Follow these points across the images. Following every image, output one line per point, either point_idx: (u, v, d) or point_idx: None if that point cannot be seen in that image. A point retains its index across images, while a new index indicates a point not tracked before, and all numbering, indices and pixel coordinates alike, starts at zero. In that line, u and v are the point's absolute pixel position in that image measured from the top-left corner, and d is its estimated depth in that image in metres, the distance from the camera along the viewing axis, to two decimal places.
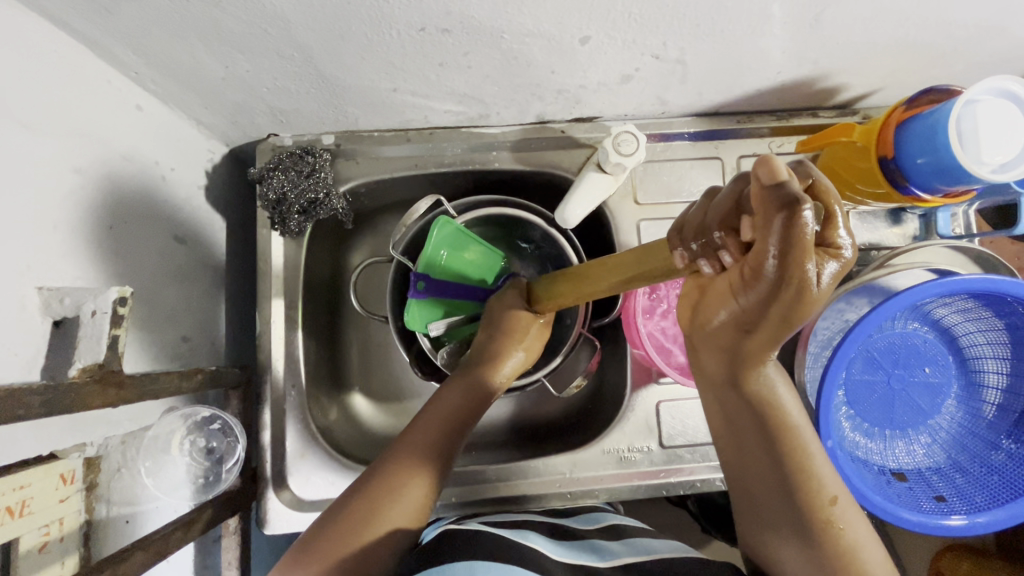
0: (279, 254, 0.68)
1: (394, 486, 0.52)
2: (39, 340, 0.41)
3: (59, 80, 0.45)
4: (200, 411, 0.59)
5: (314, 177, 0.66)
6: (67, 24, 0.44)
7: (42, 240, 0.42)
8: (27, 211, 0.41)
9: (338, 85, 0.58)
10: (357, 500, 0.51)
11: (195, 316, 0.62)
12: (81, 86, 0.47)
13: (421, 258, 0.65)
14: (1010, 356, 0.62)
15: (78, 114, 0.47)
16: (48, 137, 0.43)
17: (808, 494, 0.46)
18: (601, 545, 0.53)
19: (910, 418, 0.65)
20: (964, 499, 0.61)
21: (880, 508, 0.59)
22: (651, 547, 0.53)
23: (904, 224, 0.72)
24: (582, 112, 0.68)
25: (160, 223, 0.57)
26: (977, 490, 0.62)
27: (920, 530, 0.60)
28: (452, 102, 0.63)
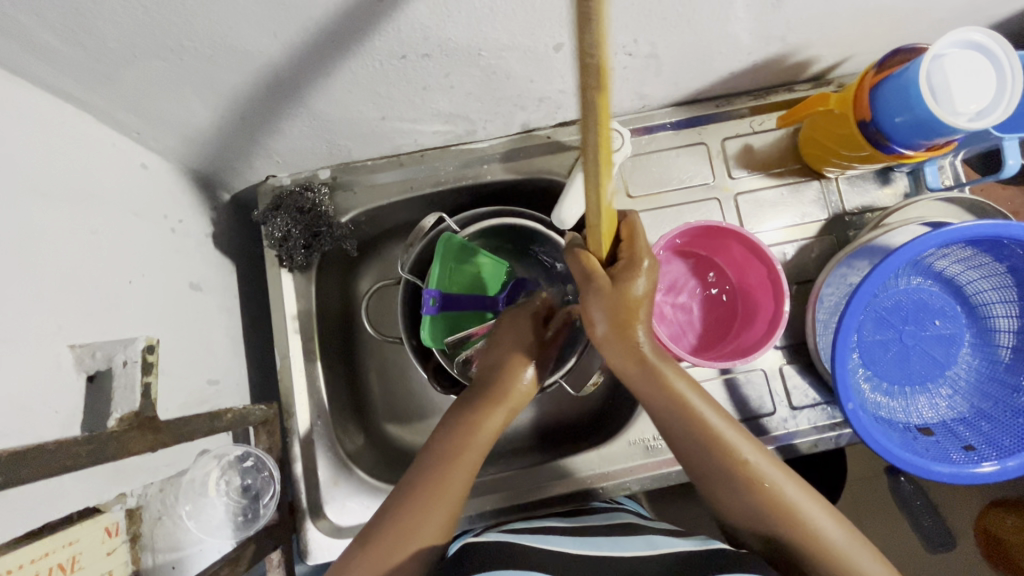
0: (290, 290, 0.70)
1: (415, 513, 0.50)
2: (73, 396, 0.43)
3: (68, 149, 0.47)
4: (232, 450, 0.60)
5: (315, 212, 0.69)
6: (72, 95, 0.47)
7: (70, 299, 0.44)
8: (51, 274, 0.43)
9: (329, 121, 0.60)
10: (383, 520, 0.50)
11: (219, 359, 0.63)
12: (90, 153, 0.50)
13: (432, 274, 0.66)
14: (1016, 298, 0.62)
15: (89, 179, 0.49)
16: (64, 202, 0.46)
17: (724, 455, 0.52)
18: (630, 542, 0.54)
19: (927, 371, 0.66)
20: (993, 446, 0.61)
21: (911, 465, 0.59)
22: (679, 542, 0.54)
23: (893, 183, 0.73)
24: (565, 116, 0.70)
25: (171, 271, 0.58)
26: (1005, 435, 0.62)
27: (954, 481, 0.59)
28: (439, 123, 0.66)
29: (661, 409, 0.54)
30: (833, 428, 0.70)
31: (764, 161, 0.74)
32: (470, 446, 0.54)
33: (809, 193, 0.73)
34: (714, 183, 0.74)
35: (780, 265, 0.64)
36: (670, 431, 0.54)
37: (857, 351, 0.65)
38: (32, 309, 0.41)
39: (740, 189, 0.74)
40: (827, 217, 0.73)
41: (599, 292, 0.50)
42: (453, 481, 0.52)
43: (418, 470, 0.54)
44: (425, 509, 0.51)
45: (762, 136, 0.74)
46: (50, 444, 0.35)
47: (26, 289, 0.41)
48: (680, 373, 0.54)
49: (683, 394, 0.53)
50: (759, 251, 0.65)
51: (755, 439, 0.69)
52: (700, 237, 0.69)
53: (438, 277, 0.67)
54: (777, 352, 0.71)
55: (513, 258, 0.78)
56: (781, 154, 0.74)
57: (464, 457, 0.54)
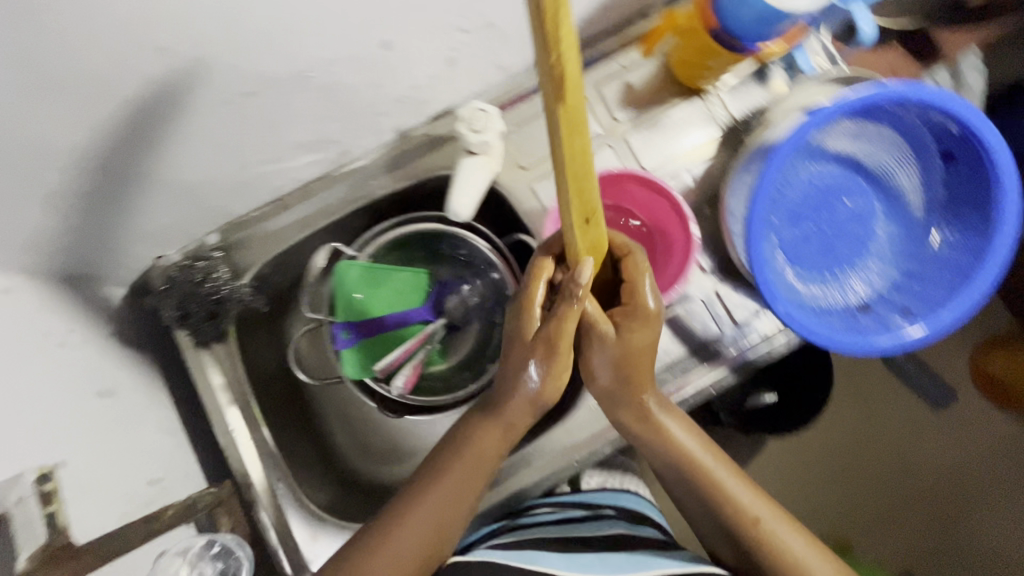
0: (212, 364, 0.68)
1: (415, 545, 0.56)
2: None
3: None
4: (195, 541, 0.56)
5: (210, 281, 0.66)
6: None
7: None
8: None
9: (187, 185, 0.58)
10: (374, 547, 0.55)
11: (155, 456, 0.61)
12: None
13: (339, 310, 0.66)
14: (911, 155, 0.63)
15: None
16: None
17: (727, 510, 0.58)
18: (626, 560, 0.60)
19: (850, 250, 0.66)
20: (928, 301, 0.62)
21: (859, 346, 0.59)
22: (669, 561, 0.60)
23: (773, 79, 0.72)
24: (434, 108, 0.69)
25: (70, 385, 0.55)
26: (936, 287, 0.63)
27: (902, 349, 0.60)
28: (306, 152, 0.64)
29: (665, 465, 0.61)
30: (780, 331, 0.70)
31: (643, 95, 0.73)
32: (474, 481, 0.58)
33: (696, 113, 0.73)
34: (602, 130, 0.73)
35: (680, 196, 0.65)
36: (672, 480, 0.61)
37: (779, 249, 0.65)
38: None
39: (629, 129, 0.73)
40: (720, 131, 0.73)
41: (600, 343, 0.53)
42: (460, 509, 0.58)
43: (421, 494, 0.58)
44: (418, 545, 0.56)
45: (635, 72, 0.73)
46: None
47: None
48: (684, 424, 0.60)
49: (689, 452, 0.59)
50: (659, 188, 0.65)
51: (709, 365, 0.69)
52: (599, 189, 0.68)
53: (345, 311, 0.66)
54: (709, 277, 0.71)
55: (432, 263, 0.75)
56: (659, 83, 0.73)
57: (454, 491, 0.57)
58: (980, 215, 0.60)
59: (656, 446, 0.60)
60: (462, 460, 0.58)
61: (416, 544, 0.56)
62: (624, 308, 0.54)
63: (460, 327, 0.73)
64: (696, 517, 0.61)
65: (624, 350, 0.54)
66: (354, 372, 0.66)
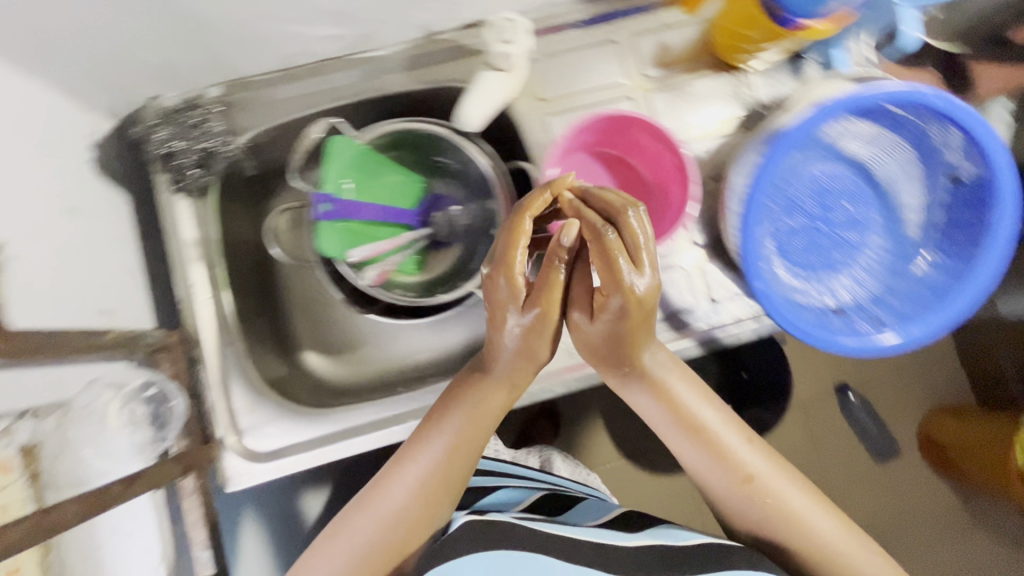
0: (186, 217, 0.65)
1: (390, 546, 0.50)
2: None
3: None
4: (132, 378, 0.58)
5: (202, 129, 0.64)
6: None
7: None
8: None
9: (195, 17, 0.56)
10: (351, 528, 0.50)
11: (124, 283, 0.62)
12: None
13: (325, 181, 0.60)
14: (918, 161, 0.64)
15: None
16: None
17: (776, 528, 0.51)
18: (606, 531, 0.57)
19: (839, 253, 0.67)
20: (895, 315, 0.65)
21: (819, 340, 0.60)
22: (663, 531, 0.57)
23: (807, 74, 0.72)
24: (465, 16, 0.67)
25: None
26: (907, 305, 0.65)
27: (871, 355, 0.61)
28: (327, 24, 0.62)
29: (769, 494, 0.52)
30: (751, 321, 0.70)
31: (673, 59, 0.73)
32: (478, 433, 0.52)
33: (723, 88, 0.72)
34: (626, 82, 0.72)
35: (687, 153, 0.61)
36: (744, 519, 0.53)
37: (792, 250, 0.66)
38: None
39: (654, 87, 0.72)
40: (744, 113, 0.72)
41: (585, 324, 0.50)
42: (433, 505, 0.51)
43: (425, 473, 0.51)
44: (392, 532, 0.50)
45: (676, 33, 0.73)
46: None
47: None
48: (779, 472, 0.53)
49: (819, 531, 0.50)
50: (666, 140, 0.62)
51: (677, 333, 0.69)
52: (607, 131, 0.65)
53: (330, 184, 0.60)
54: (697, 250, 0.70)
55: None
56: (691, 51, 0.73)
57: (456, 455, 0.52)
58: (993, 242, 0.60)
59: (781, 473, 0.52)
60: (467, 417, 0.52)
61: (391, 530, 0.50)
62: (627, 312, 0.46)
63: (440, 247, 0.71)
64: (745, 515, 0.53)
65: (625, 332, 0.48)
66: (327, 249, 0.61)
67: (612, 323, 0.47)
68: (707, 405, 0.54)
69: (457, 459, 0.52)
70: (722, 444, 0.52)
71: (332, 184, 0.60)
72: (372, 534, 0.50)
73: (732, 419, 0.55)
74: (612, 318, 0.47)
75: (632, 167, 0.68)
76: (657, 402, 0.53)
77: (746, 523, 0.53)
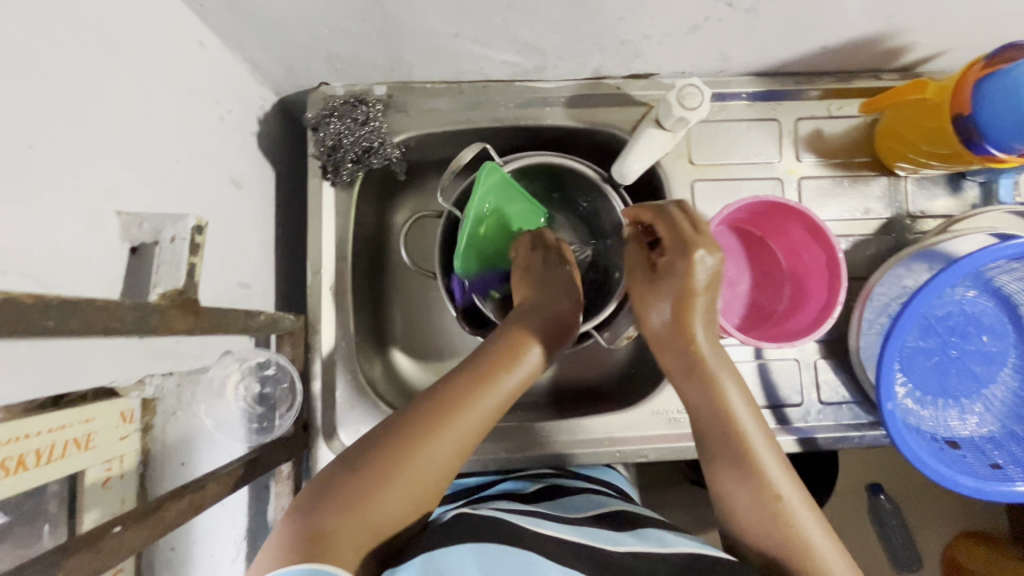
0: (328, 206, 0.66)
1: (362, 490, 0.44)
2: (79, 105, 0.37)
3: (177, 47, 0.49)
4: (254, 356, 0.59)
5: (369, 126, 0.65)
6: (200, 5, 0.50)
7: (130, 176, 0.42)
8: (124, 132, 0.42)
9: (399, 28, 0.56)
10: (354, 468, 0.46)
11: (261, 257, 0.63)
12: (179, 54, 0.49)
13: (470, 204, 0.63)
14: None
15: (186, 72, 0.50)
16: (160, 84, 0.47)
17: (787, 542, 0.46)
18: (594, 531, 0.50)
19: (964, 385, 0.65)
20: (1019, 466, 0.62)
21: (935, 473, 0.60)
22: (670, 539, 0.49)
23: (963, 193, 0.70)
24: (641, 67, 0.66)
25: (180, 18, 0.49)
26: None
27: (975, 495, 0.61)
28: (511, 52, 0.62)
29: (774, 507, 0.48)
30: (855, 429, 0.68)
31: (833, 148, 0.70)
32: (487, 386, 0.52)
33: (875, 188, 0.70)
34: (779, 163, 0.70)
35: (840, 249, 0.60)
36: (744, 521, 0.48)
37: (916, 371, 0.64)
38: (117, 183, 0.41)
39: (806, 173, 0.70)
40: (888, 216, 0.70)
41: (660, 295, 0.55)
42: (427, 448, 0.47)
43: (418, 406, 0.50)
44: (385, 468, 0.46)
45: (837, 122, 0.70)
46: (135, 310, 0.34)
47: (121, 158, 0.41)
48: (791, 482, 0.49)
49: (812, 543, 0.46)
50: (820, 234, 0.61)
51: (778, 427, 0.67)
52: (761, 215, 0.65)
53: (473, 207, 0.63)
54: (814, 345, 0.69)
55: (552, 204, 0.76)
56: (852, 144, 0.70)
57: (436, 434, 0.47)
58: None
59: (796, 489, 0.48)
60: (470, 372, 0.52)
61: (386, 461, 0.46)
62: (692, 273, 0.53)
63: None
64: (749, 514, 0.48)
65: (686, 294, 0.53)
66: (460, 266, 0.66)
67: (682, 285, 0.53)
68: (746, 408, 0.52)
69: (457, 412, 0.49)
70: (755, 450, 0.49)
71: (474, 210, 0.64)
72: (370, 467, 0.45)
73: (758, 415, 0.52)
74: (679, 277, 0.54)
75: (773, 255, 0.68)
76: (711, 384, 0.52)
77: (747, 521, 0.48)
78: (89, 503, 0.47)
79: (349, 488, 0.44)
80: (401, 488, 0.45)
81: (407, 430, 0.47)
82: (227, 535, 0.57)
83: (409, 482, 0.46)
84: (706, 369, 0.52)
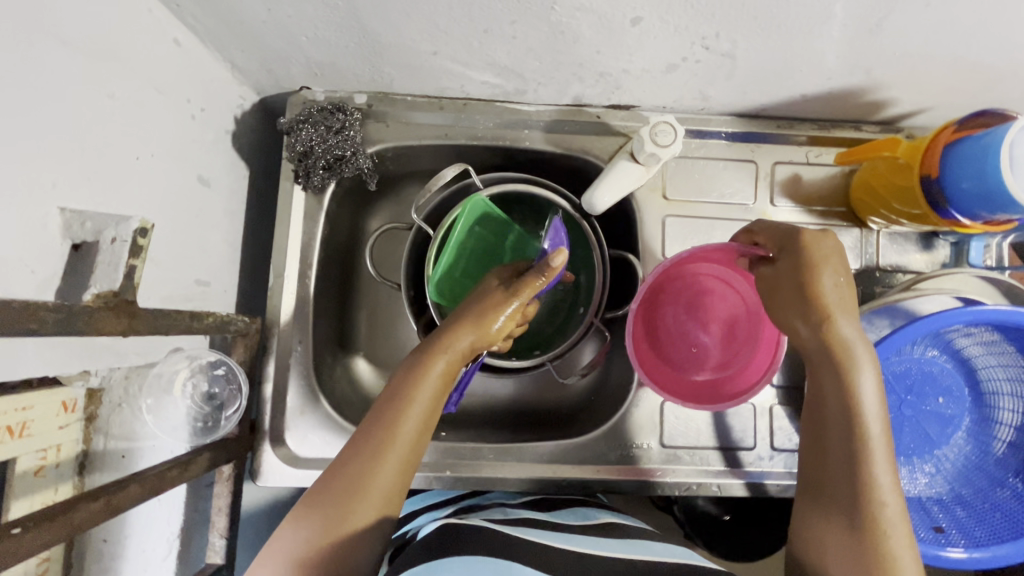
0: (298, 210, 0.67)
1: (344, 495, 0.46)
2: (33, 101, 0.38)
3: (149, 44, 0.49)
4: (206, 354, 0.59)
5: (342, 134, 0.65)
6: (176, 5, 0.50)
7: (82, 173, 0.42)
8: (81, 128, 0.42)
9: (378, 42, 0.56)
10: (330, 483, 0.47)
11: (224, 256, 0.64)
12: (152, 51, 0.49)
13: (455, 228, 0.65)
14: None
15: (157, 71, 0.50)
16: (128, 81, 0.47)
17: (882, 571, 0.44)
18: (587, 541, 0.50)
19: (916, 444, 0.64)
20: (963, 533, 0.61)
21: None
22: (654, 548, 0.49)
23: (934, 250, 0.70)
24: (621, 98, 0.66)
25: (154, 17, 0.49)
26: (977, 525, 0.62)
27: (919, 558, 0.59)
28: (490, 74, 0.62)
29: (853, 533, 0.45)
30: None
31: (808, 195, 0.70)
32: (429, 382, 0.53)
33: (847, 239, 0.70)
34: (754, 205, 0.70)
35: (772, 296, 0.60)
36: (830, 548, 0.46)
37: None
38: (65, 179, 0.41)
39: (779, 218, 0.70)
40: (858, 267, 0.70)
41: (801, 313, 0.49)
42: (388, 460, 0.48)
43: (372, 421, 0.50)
44: (367, 476, 0.47)
45: (815, 169, 0.71)
46: (60, 311, 0.34)
47: (73, 155, 0.41)
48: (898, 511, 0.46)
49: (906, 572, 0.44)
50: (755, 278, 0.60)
51: (727, 469, 0.66)
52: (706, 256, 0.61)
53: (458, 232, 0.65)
54: (772, 391, 0.68)
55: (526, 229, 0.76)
56: (828, 193, 0.70)
57: (402, 431, 0.49)
58: None
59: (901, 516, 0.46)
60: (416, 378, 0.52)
61: (356, 477, 0.47)
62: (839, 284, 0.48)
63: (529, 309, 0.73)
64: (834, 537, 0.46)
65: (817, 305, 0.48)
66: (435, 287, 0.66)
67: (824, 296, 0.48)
68: (881, 414, 0.47)
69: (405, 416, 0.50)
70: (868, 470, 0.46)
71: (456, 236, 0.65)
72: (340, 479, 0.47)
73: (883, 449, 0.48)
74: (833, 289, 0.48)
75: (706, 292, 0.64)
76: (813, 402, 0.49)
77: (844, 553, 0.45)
78: (19, 492, 0.46)
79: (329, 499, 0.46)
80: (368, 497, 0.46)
81: (371, 443, 0.49)
82: (159, 531, 0.57)
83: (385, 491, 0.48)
84: (847, 367, 0.47)
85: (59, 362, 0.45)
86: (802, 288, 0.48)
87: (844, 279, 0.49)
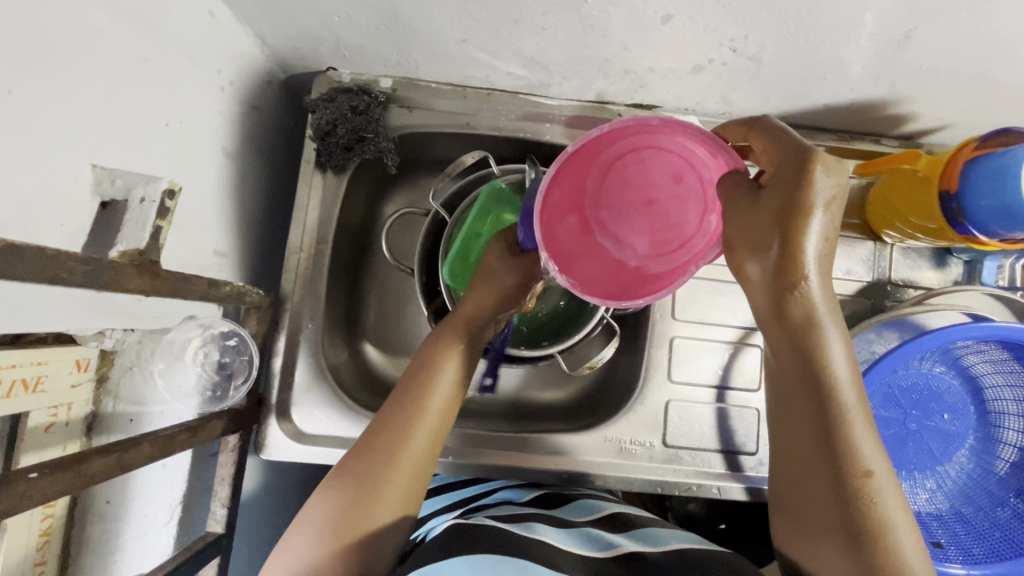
0: (318, 189, 0.67)
1: (372, 476, 0.49)
2: (73, 58, 0.38)
3: (187, 13, 0.50)
4: (219, 325, 0.60)
5: (366, 116, 0.65)
6: None
7: (113, 133, 0.43)
8: (116, 89, 0.43)
9: (409, 26, 0.57)
10: (354, 465, 0.49)
11: (242, 229, 0.64)
12: (187, 20, 0.50)
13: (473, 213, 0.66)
14: None
15: (191, 40, 0.51)
16: (163, 47, 0.48)
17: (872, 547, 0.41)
18: (599, 538, 0.50)
19: (919, 459, 0.64)
20: (961, 549, 0.62)
21: None
22: (669, 541, 0.50)
23: (947, 268, 0.70)
24: (644, 98, 0.67)
25: None
26: (975, 543, 0.62)
27: None
28: (517, 65, 0.62)
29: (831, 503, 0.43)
30: None
31: None
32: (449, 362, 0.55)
33: (861, 251, 0.70)
34: None
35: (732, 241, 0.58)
36: (803, 515, 0.44)
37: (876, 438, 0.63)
38: (97, 139, 0.41)
39: None
40: (870, 280, 0.70)
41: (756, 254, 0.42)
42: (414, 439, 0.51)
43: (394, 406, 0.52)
44: (393, 453, 0.50)
45: None
46: (87, 263, 0.34)
47: (106, 115, 0.42)
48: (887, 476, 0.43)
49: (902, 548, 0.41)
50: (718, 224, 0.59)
51: (728, 473, 0.67)
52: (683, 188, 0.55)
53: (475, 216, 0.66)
54: None
55: None
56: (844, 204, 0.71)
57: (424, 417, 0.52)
58: None
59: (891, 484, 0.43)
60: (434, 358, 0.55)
61: (385, 460, 0.49)
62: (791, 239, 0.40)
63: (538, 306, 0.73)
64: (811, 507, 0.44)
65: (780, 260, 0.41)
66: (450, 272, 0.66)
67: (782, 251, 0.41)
68: (853, 379, 0.43)
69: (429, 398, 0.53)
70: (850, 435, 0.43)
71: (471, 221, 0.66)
72: (365, 460, 0.49)
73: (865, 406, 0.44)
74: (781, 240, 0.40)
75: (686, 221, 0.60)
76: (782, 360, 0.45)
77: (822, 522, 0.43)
78: (31, 446, 0.47)
79: (352, 479, 0.48)
80: (395, 476, 0.49)
81: (388, 429, 0.51)
82: (162, 496, 0.58)
83: (413, 469, 0.50)
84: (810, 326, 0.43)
85: (78, 319, 0.45)
86: (786, 240, 0.40)
87: (834, 230, 0.40)
